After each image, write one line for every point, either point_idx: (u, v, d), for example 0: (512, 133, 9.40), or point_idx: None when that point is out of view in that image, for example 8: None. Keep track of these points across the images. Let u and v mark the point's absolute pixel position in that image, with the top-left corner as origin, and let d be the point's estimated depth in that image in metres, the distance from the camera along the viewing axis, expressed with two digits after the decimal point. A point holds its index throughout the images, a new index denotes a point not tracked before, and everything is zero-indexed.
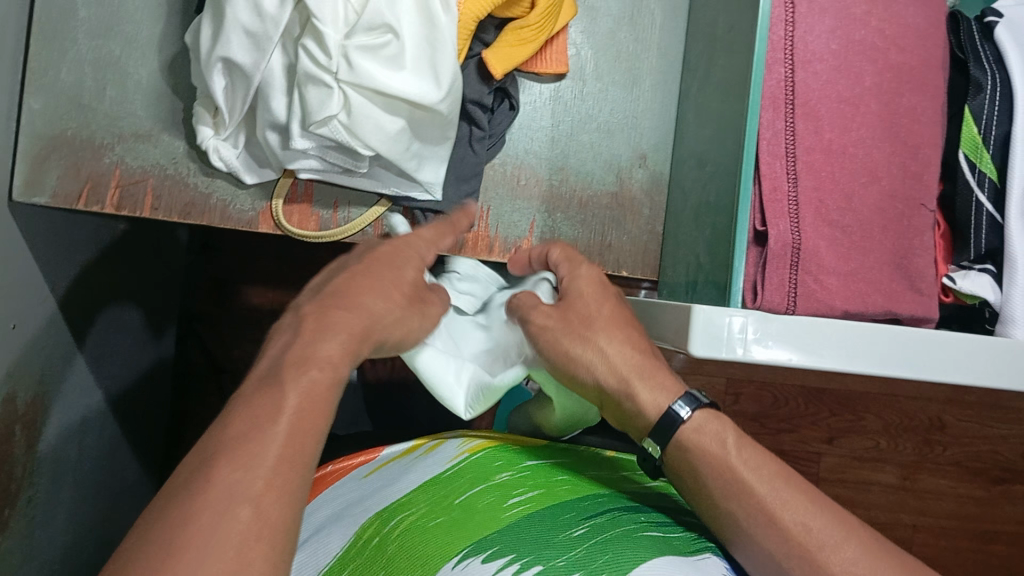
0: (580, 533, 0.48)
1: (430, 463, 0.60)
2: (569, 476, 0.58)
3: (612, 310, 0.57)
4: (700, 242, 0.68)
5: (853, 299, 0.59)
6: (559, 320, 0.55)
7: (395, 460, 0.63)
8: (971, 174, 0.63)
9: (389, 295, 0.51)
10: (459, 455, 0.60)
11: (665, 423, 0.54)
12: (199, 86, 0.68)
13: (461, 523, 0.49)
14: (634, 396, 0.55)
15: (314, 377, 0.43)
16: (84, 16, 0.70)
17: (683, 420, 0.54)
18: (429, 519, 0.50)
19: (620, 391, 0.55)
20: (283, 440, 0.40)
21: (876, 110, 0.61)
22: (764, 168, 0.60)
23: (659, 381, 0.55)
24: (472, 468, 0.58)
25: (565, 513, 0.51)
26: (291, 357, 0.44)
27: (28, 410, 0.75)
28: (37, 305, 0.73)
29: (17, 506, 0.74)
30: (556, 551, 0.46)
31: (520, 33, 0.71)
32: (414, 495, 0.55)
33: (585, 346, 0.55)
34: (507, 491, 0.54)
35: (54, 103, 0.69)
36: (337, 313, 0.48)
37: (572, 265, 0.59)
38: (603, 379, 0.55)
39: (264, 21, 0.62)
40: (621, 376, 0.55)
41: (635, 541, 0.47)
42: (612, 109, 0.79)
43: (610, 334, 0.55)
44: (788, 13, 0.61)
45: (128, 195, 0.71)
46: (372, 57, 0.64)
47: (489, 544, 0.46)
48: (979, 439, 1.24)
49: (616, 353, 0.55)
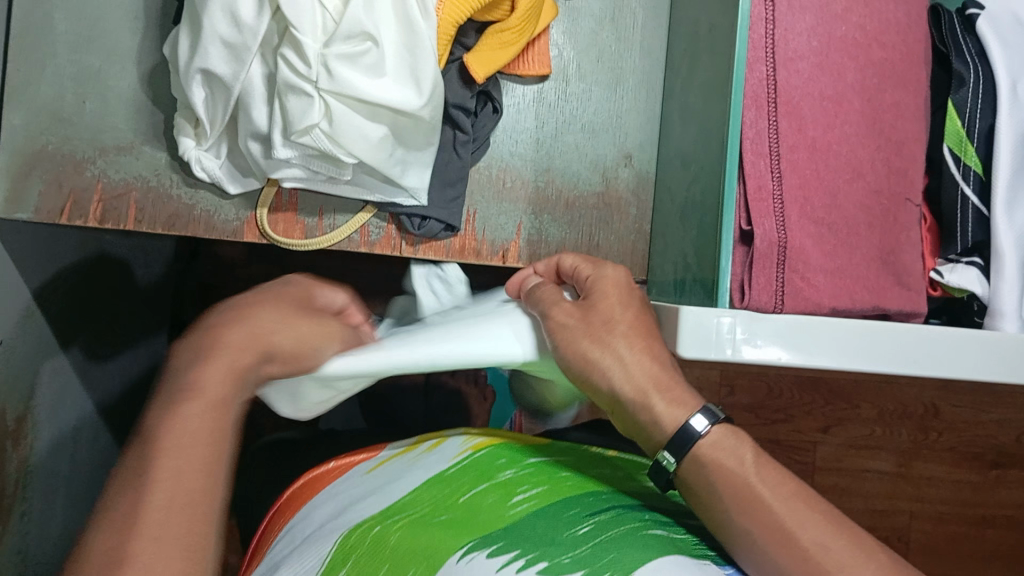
0: (587, 530, 0.48)
1: (432, 460, 0.57)
2: (573, 475, 0.55)
3: (636, 316, 0.53)
4: (687, 242, 0.68)
5: (841, 297, 0.59)
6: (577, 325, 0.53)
7: (396, 456, 0.60)
8: (956, 168, 0.62)
9: (290, 311, 0.49)
10: (464, 451, 0.57)
11: (681, 439, 0.50)
12: (179, 97, 0.68)
13: (463, 523, 0.49)
14: (651, 407, 0.51)
15: (200, 408, 0.44)
16: (61, 30, 0.70)
17: (699, 437, 0.50)
18: (433, 516, 0.50)
19: (636, 400, 0.51)
20: (175, 487, 0.41)
21: (860, 106, 0.61)
22: (747, 168, 0.60)
23: (676, 395, 0.51)
24: (477, 464, 0.56)
25: (573, 509, 0.50)
26: (178, 389, 0.44)
27: (18, 426, 0.74)
28: (23, 320, 0.73)
29: (11, 523, 0.74)
30: (559, 550, 0.46)
31: (501, 36, 0.70)
32: (418, 488, 0.53)
33: (603, 352, 0.51)
34: (511, 489, 0.53)
35: (35, 119, 0.69)
36: (222, 333, 0.46)
37: (596, 268, 0.56)
38: (620, 387, 0.51)
39: (241, 31, 0.62)
40: (640, 386, 0.51)
41: (639, 541, 0.47)
42: (596, 110, 0.79)
43: (631, 340, 0.52)
44: (768, 11, 0.60)
45: (111, 208, 0.71)
46: (350, 66, 0.63)
47: (494, 540, 0.47)
48: (973, 425, 1.25)
49: (636, 361, 0.52)
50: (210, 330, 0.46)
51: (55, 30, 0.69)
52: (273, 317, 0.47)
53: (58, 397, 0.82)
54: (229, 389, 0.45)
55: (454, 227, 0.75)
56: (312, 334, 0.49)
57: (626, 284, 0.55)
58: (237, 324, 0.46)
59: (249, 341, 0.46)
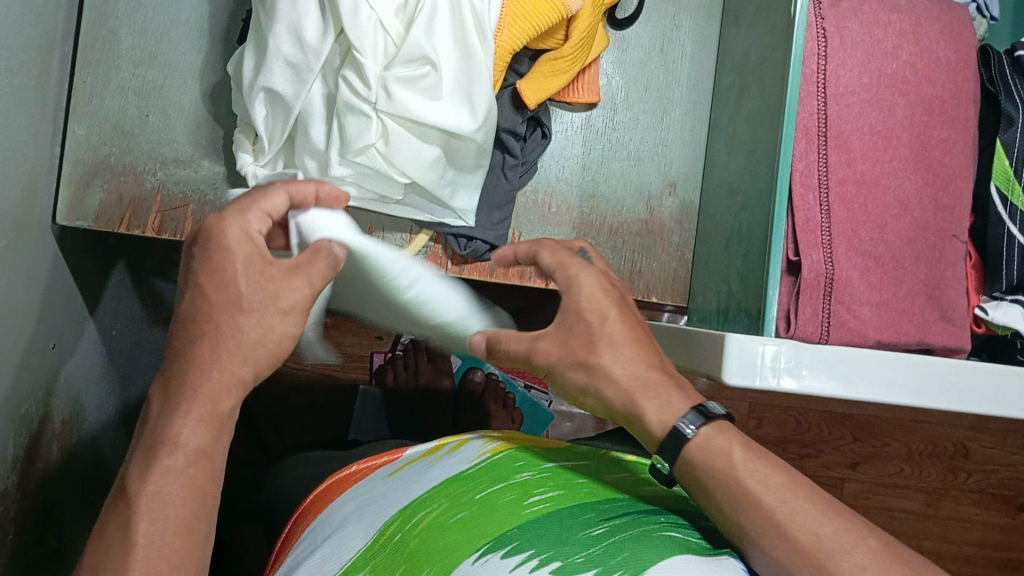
0: (600, 532, 0.47)
1: (451, 463, 0.56)
2: (590, 480, 0.54)
3: (619, 320, 0.54)
4: (732, 270, 0.69)
5: (886, 329, 0.60)
6: (558, 346, 0.54)
7: (416, 460, 0.59)
8: (1003, 207, 0.63)
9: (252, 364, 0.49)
10: (482, 455, 0.57)
11: (671, 441, 0.51)
12: (240, 113, 0.70)
13: (480, 520, 0.48)
14: (642, 414, 0.52)
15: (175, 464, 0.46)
16: (127, 46, 0.73)
17: (689, 437, 0.50)
18: (448, 515, 0.49)
19: (628, 410, 0.53)
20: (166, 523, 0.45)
21: (908, 143, 0.62)
22: (797, 199, 0.60)
23: (665, 398, 0.52)
24: (494, 466, 0.55)
25: (587, 513, 0.49)
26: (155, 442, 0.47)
27: (64, 426, 0.76)
28: (73, 323, 0.75)
29: (53, 518, 0.75)
30: (574, 548, 0.45)
31: (554, 63, 0.72)
32: (435, 487, 0.52)
33: (590, 374, 0.53)
34: (527, 490, 0.52)
35: (96, 129, 0.71)
36: (190, 373, 0.47)
37: (565, 268, 0.56)
38: (613, 400, 0.53)
39: (305, 52, 0.64)
40: (627, 392, 0.53)
41: (655, 540, 0.46)
42: (642, 138, 0.80)
43: (615, 352, 0.53)
44: (821, 46, 0.62)
45: (169, 220, 0.73)
46: (410, 89, 0.64)
47: (509, 539, 0.46)
48: (1004, 467, 1.24)
49: (622, 369, 0.53)
50: (178, 365, 0.48)
51: (121, 46, 0.73)
52: (246, 324, 0.48)
53: (100, 397, 0.84)
54: (211, 436, 0.48)
55: (499, 248, 0.76)
56: (254, 365, 0.49)
57: (602, 287, 0.55)
58: (198, 374, 0.47)
59: (220, 386, 0.48)
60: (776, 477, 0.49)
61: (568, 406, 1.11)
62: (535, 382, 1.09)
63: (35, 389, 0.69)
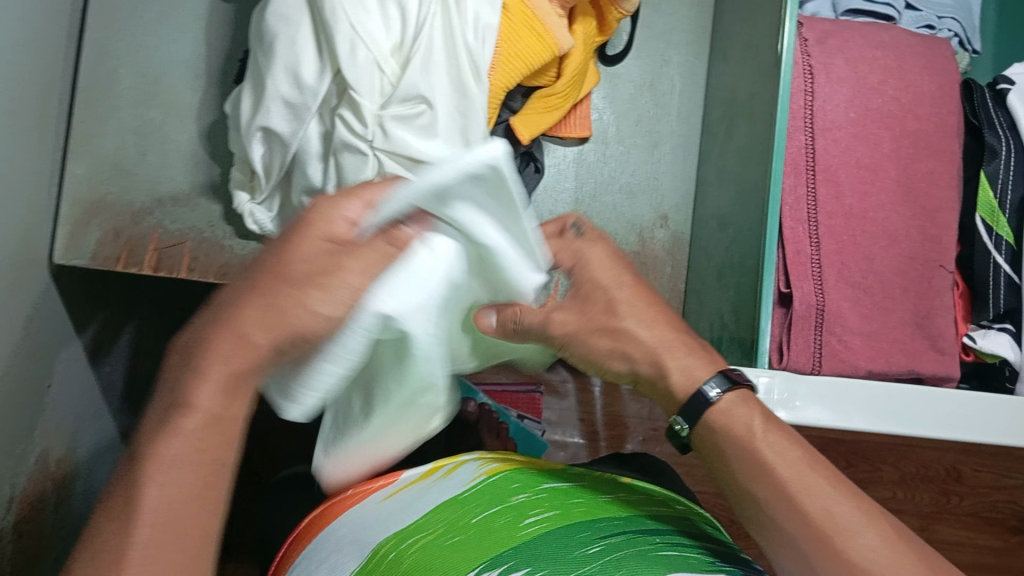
0: (596, 550, 0.47)
1: (448, 485, 0.56)
2: (587, 500, 0.55)
3: (636, 287, 0.50)
4: (723, 300, 0.70)
5: (877, 359, 0.61)
6: (576, 316, 0.50)
7: (412, 483, 0.58)
8: (988, 237, 0.66)
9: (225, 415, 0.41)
10: (478, 477, 0.57)
11: (693, 404, 0.49)
12: (237, 152, 0.71)
13: (477, 542, 0.49)
14: (667, 377, 0.49)
15: None
16: (126, 85, 0.74)
17: (711, 402, 0.48)
18: (445, 537, 0.49)
19: (654, 372, 0.50)
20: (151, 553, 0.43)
21: (895, 176, 0.63)
22: (787, 232, 0.62)
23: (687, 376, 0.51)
24: (492, 488, 0.55)
25: (583, 532, 0.50)
26: None
27: (60, 465, 0.76)
28: (67, 362, 0.75)
29: (46, 556, 0.75)
30: (568, 566, 0.46)
31: (547, 100, 0.74)
32: (433, 510, 0.53)
33: (617, 338, 0.50)
34: (524, 512, 0.52)
35: (96, 167, 0.72)
36: None
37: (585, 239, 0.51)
38: (638, 367, 0.50)
39: (303, 92, 0.65)
40: (651, 357, 0.50)
41: (652, 559, 0.47)
42: (634, 170, 0.82)
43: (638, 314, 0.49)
44: (807, 83, 0.64)
45: (166, 257, 0.73)
46: (406, 126, 0.65)
47: (504, 560, 0.47)
48: (996, 490, 1.24)
49: (652, 334, 0.50)
50: None
51: (120, 85, 0.74)
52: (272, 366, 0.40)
53: (94, 435, 0.84)
54: None
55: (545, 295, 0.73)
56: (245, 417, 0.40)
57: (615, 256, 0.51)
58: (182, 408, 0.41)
59: None
60: (793, 451, 0.47)
61: (561, 435, 1.12)
62: (527, 411, 1.09)
63: (30, 428, 0.69)
